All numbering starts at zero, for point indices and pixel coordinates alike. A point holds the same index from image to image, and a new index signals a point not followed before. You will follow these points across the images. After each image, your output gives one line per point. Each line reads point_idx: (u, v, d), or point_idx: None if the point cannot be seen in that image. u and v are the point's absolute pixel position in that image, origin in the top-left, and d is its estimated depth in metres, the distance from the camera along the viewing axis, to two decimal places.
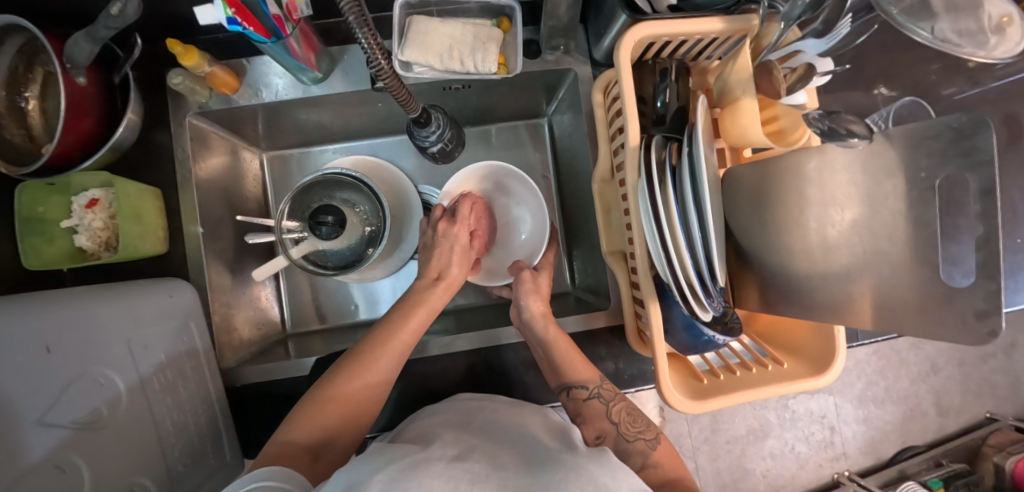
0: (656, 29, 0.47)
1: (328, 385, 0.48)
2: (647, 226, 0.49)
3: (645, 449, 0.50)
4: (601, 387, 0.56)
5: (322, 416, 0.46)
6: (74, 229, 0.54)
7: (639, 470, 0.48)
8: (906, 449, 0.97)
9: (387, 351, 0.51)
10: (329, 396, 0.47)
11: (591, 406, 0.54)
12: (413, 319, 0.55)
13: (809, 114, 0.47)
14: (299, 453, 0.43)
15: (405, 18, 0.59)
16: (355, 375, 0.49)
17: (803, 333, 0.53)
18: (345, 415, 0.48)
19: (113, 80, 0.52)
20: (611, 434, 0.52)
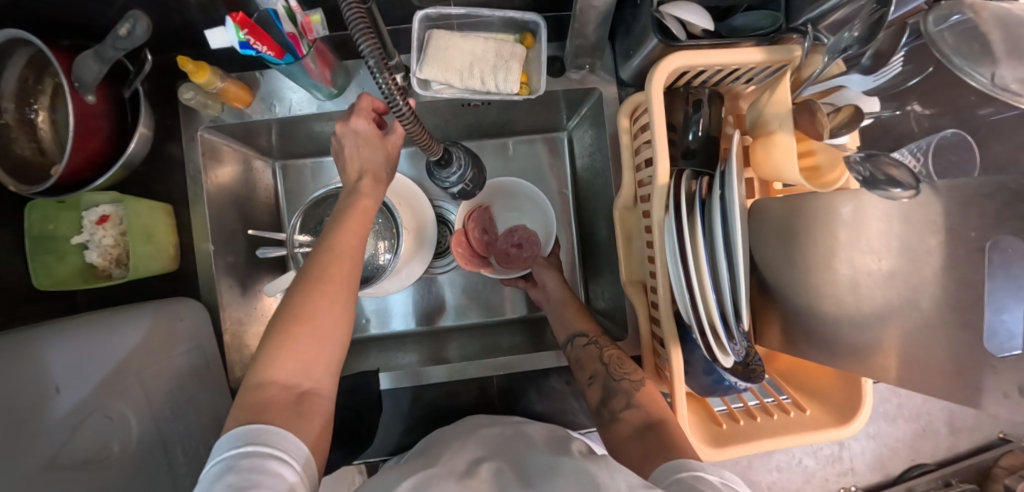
0: (692, 60, 0.45)
1: (283, 323, 0.39)
2: (672, 267, 0.47)
3: (630, 390, 0.51)
4: (600, 337, 0.60)
5: (293, 355, 0.38)
6: (85, 245, 0.53)
7: (623, 408, 0.50)
8: (915, 465, 0.95)
9: (336, 279, 0.42)
10: (289, 331, 0.38)
11: (588, 350, 0.58)
12: (351, 220, 0.46)
13: (850, 156, 0.44)
14: (281, 396, 0.36)
15: (424, 31, 0.57)
16: (307, 300, 0.40)
17: (830, 380, 0.51)
18: (316, 334, 0.39)
19: (123, 95, 0.51)
20: (601, 375, 0.55)
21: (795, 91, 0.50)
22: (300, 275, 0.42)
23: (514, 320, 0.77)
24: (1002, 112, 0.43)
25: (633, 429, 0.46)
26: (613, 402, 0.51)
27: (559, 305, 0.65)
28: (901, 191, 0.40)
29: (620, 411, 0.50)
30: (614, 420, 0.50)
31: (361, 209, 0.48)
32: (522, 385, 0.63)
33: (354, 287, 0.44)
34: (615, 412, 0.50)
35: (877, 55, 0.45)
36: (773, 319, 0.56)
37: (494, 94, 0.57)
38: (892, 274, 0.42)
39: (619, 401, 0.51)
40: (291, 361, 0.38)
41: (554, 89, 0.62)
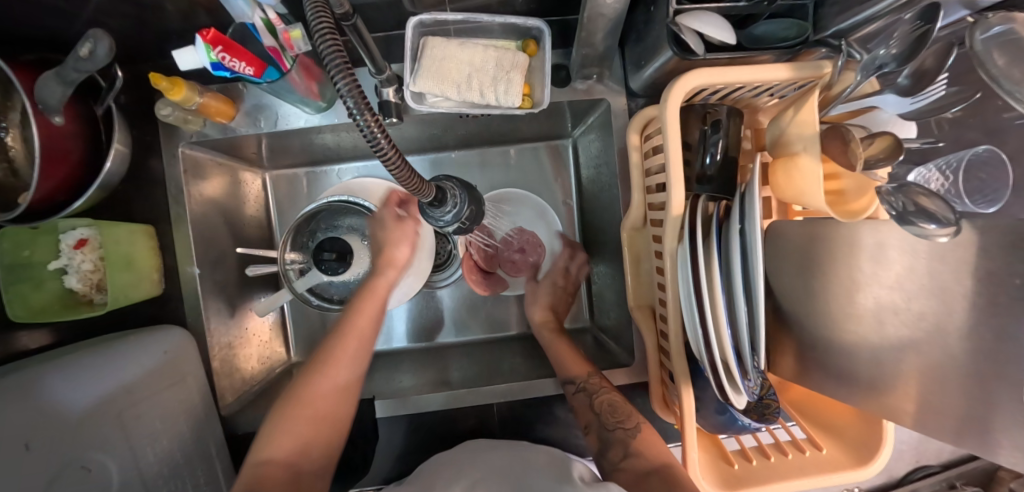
0: (712, 78, 0.41)
1: (288, 410, 0.46)
2: (685, 302, 0.44)
3: (625, 439, 0.51)
4: (590, 380, 0.55)
5: (315, 407, 0.46)
6: (64, 270, 0.51)
7: (622, 459, 0.50)
8: (919, 467, 0.91)
9: (335, 366, 0.48)
10: (294, 412, 0.45)
11: (577, 399, 0.54)
12: (365, 303, 0.53)
13: (883, 187, 0.41)
14: (278, 474, 0.41)
15: (418, 38, 0.52)
16: (316, 375, 0.48)
17: (849, 417, 0.49)
18: (309, 449, 0.44)
19: (95, 113, 0.48)
20: (595, 424, 0.54)
21: (822, 109, 0.46)
22: (320, 350, 0.50)
23: (522, 336, 0.73)
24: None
25: (634, 476, 0.47)
26: (611, 452, 0.51)
27: (547, 338, 0.63)
28: (936, 228, 0.36)
29: (620, 461, 0.50)
30: (613, 470, 0.50)
31: (377, 291, 0.54)
32: (522, 408, 0.61)
33: (358, 369, 0.49)
34: (615, 463, 0.50)
35: (918, 74, 0.41)
36: (788, 347, 0.53)
37: (494, 107, 0.53)
38: (922, 315, 0.40)
39: (615, 452, 0.51)
40: (290, 441, 0.44)
41: (558, 100, 0.58)
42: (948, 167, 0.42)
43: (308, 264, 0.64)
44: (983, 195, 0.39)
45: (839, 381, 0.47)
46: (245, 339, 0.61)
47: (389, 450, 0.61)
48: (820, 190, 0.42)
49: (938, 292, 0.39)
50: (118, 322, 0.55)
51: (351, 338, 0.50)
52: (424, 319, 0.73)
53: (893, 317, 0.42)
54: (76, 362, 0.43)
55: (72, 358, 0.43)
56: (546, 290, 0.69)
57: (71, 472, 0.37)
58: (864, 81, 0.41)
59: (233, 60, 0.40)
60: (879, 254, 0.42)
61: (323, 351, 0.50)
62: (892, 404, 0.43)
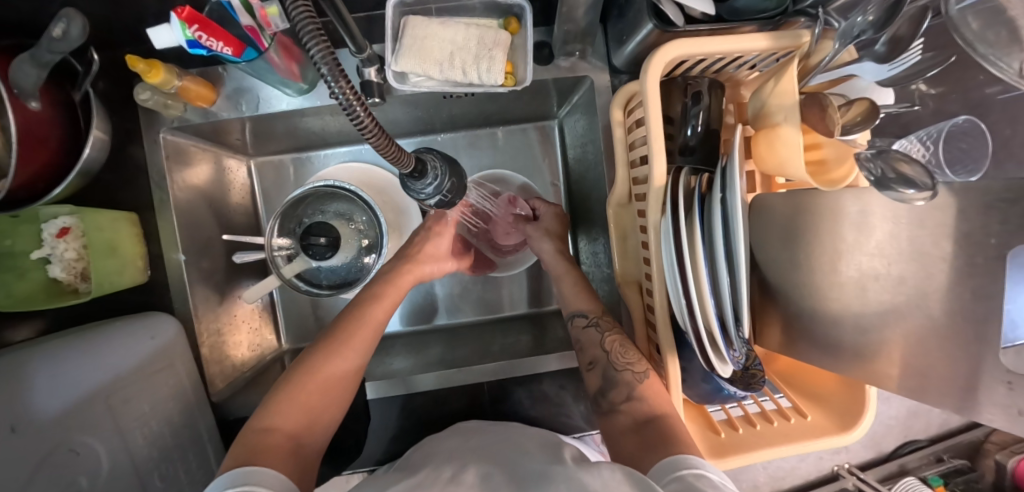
0: (689, 49, 0.41)
1: (302, 377, 0.46)
2: (668, 272, 0.44)
3: (632, 382, 0.48)
4: (602, 318, 0.55)
5: (326, 378, 0.46)
6: (47, 259, 0.50)
7: (624, 401, 0.47)
8: (907, 442, 0.93)
9: (358, 343, 0.50)
10: (312, 381, 0.46)
11: (587, 332, 0.54)
12: (387, 289, 0.55)
13: (860, 152, 0.42)
14: (283, 441, 0.40)
15: (399, 18, 0.52)
16: (332, 354, 0.48)
17: (833, 384, 0.50)
18: (313, 416, 0.45)
19: (72, 98, 0.47)
20: (601, 363, 0.52)
21: (801, 81, 0.46)
22: (335, 327, 0.51)
23: (515, 317, 0.74)
24: (1009, 92, 0.43)
25: (632, 421, 0.45)
26: (615, 393, 0.49)
27: (558, 269, 0.62)
28: (914, 192, 0.36)
29: (620, 403, 0.47)
30: (613, 411, 0.48)
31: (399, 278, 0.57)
32: (515, 388, 0.62)
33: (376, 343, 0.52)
34: (615, 404, 0.48)
35: (892, 41, 0.41)
36: (776, 320, 0.54)
37: (478, 85, 0.52)
38: (903, 279, 0.41)
39: (619, 393, 0.48)
40: (296, 412, 0.43)
41: (541, 78, 0.57)
42: (929, 138, 0.48)
43: (296, 249, 0.64)
44: (963, 165, 0.46)
45: (823, 347, 0.48)
46: (233, 326, 0.61)
47: (382, 434, 0.61)
48: (801, 159, 0.42)
49: (917, 257, 0.39)
50: (103, 312, 0.55)
51: (370, 317, 0.52)
52: (413, 303, 0.73)
53: (874, 283, 0.43)
54: (71, 347, 0.43)
55: (87, 339, 0.45)
56: (551, 220, 0.66)
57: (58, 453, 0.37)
58: (842, 49, 0.41)
59: (211, 40, 0.39)
60: (861, 221, 0.43)
61: (342, 326, 0.51)
62: (876, 365, 0.44)
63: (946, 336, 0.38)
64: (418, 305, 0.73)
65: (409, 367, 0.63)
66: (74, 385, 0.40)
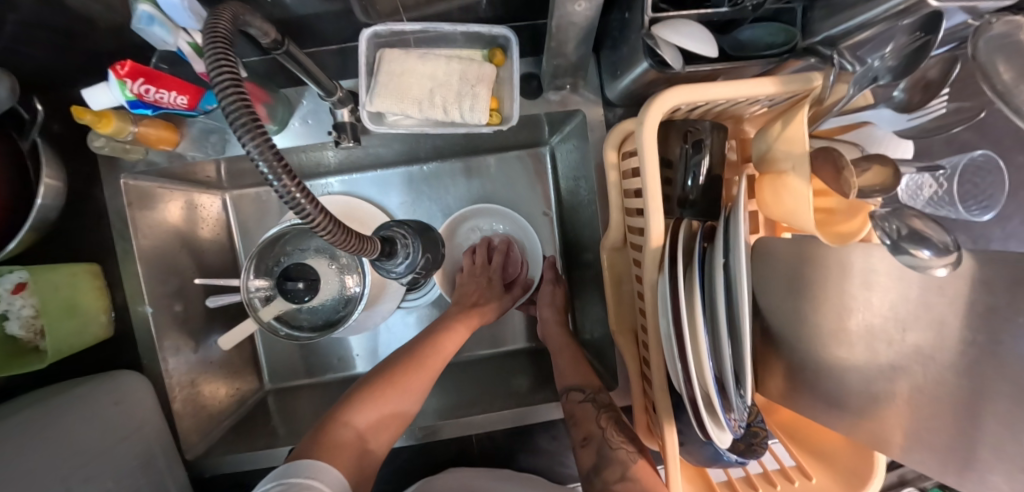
0: (689, 97, 0.37)
1: (384, 381, 0.49)
2: (665, 336, 0.41)
3: (627, 461, 0.47)
4: (599, 393, 0.54)
5: (401, 391, 0.49)
6: (4, 316, 0.47)
7: (618, 480, 0.46)
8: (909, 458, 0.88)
9: (433, 366, 0.52)
10: (381, 393, 0.48)
11: (583, 407, 0.53)
12: (453, 332, 0.57)
13: (876, 210, 0.38)
14: (351, 439, 0.44)
15: (374, 51, 0.48)
16: (409, 370, 0.51)
17: (839, 444, 0.46)
18: (384, 421, 0.47)
19: (20, 147, 0.43)
20: (596, 438, 0.50)
21: (813, 124, 0.43)
22: (413, 347, 0.54)
23: (507, 354, 0.71)
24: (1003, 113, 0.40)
25: None
26: (608, 471, 0.47)
27: (556, 342, 0.61)
28: (932, 257, 0.32)
29: (615, 483, 0.46)
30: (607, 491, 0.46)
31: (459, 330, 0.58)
32: (504, 438, 0.60)
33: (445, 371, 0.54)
34: (609, 483, 0.47)
35: (917, 85, 0.38)
36: (776, 370, 0.51)
37: (461, 124, 0.49)
38: (917, 349, 0.36)
39: (613, 471, 0.47)
40: (370, 417, 0.47)
41: (530, 112, 0.53)
42: (941, 173, 0.42)
43: (275, 290, 0.61)
44: (976, 201, 0.40)
45: (825, 405, 0.45)
46: (209, 374, 0.58)
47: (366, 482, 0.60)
48: (811, 215, 0.39)
49: (933, 326, 0.35)
50: (68, 368, 0.52)
51: (443, 347, 0.55)
52: (401, 340, 0.70)
53: (887, 348, 0.38)
54: (32, 417, 0.41)
55: (43, 412, 0.42)
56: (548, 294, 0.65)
57: None
58: (856, 94, 0.38)
59: (159, 92, 0.36)
60: (872, 279, 0.39)
61: (419, 350, 0.54)
62: (883, 435, 0.40)
63: (963, 418, 0.34)
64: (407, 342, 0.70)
65: None
66: None
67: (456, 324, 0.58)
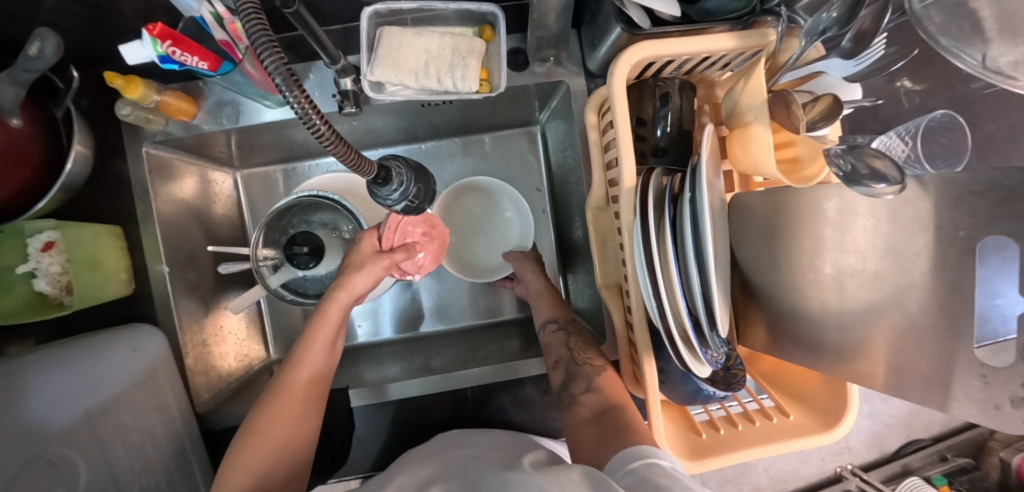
0: (653, 51, 0.41)
1: (246, 447, 0.40)
2: (641, 276, 0.44)
3: (592, 374, 0.51)
4: (569, 324, 0.58)
5: (270, 444, 0.41)
6: (33, 273, 0.51)
7: (583, 391, 0.49)
8: (911, 442, 1.01)
9: (297, 396, 0.44)
10: (250, 460, 0.39)
11: (555, 335, 0.56)
12: (317, 331, 0.47)
13: (831, 148, 0.41)
14: None
15: (375, 29, 0.53)
16: (270, 415, 0.42)
17: (815, 383, 0.49)
18: (269, 485, 0.39)
19: (55, 114, 0.48)
20: (565, 358, 0.53)
21: (770, 80, 0.46)
22: (270, 385, 0.45)
23: (502, 323, 0.74)
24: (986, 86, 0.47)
25: (589, 412, 0.47)
26: (575, 384, 0.51)
27: (531, 282, 0.64)
28: (884, 186, 0.35)
29: (580, 394, 0.50)
30: (573, 403, 0.49)
31: (329, 319, 0.49)
32: (501, 398, 0.62)
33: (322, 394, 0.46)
34: (575, 395, 0.50)
35: (859, 36, 0.42)
36: (755, 319, 0.54)
37: (453, 93, 0.53)
38: (878, 275, 0.40)
39: (579, 384, 0.51)
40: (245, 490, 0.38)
41: (518, 84, 0.58)
42: (905, 133, 0.49)
43: (281, 259, 0.65)
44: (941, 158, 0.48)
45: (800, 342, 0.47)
46: (219, 337, 0.62)
47: (369, 441, 0.62)
48: (772, 157, 0.43)
49: (893, 253, 0.39)
50: (88, 326, 0.55)
51: (303, 367, 0.45)
52: (399, 310, 0.73)
53: (852, 280, 0.41)
54: (59, 356, 0.44)
55: (67, 354, 0.44)
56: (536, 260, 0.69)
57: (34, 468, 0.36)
58: (808, 48, 0.40)
59: (184, 54, 0.40)
60: (844, 220, 0.41)
61: (277, 383, 0.45)
62: (853, 362, 0.43)
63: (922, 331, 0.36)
64: (406, 312, 0.73)
65: (392, 374, 0.63)
66: (51, 397, 0.40)
67: (334, 293, 0.49)
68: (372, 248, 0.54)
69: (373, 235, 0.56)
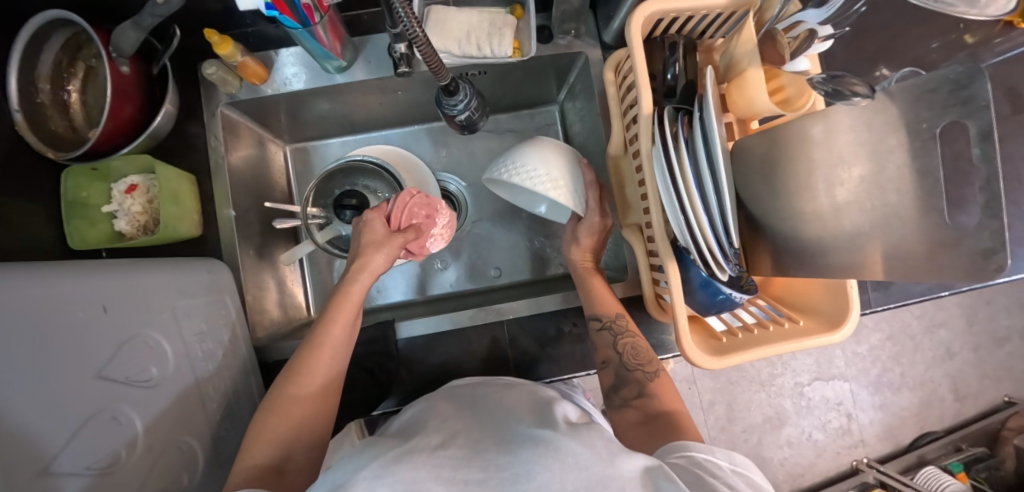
0: (664, 5, 0.50)
1: (269, 411, 0.45)
2: (662, 193, 0.50)
3: (643, 380, 0.54)
4: (616, 321, 0.58)
5: (288, 414, 0.45)
6: (114, 214, 0.56)
7: (635, 397, 0.52)
8: (924, 434, 1.00)
9: (316, 374, 0.48)
10: (269, 422, 0.44)
11: (601, 336, 0.58)
12: (339, 311, 0.51)
13: (814, 77, 0.49)
14: (261, 473, 0.41)
15: (423, 8, 0.63)
16: (290, 382, 0.47)
17: (816, 293, 0.54)
18: (291, 444, 0.44)
19: (151, 71, 0.55)
20: (614, 363, 0.56)
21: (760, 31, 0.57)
22: (293, 358, 0.49)
23: (516, 285, 0.80)
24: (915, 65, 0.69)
25: (642, 415, 0.50)
26: (626, 390, 0.54)
27: (581, 275, 0.64)
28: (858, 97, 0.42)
29: (632, 399, 0.53)
30: (625, 406, 0.53)
31: (351, 299, 0.53)
32: (528, 340, 0.66)
33: (338, 368, 0.50)
34: (626, 399, 0.53)
35: None
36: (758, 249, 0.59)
37: (490, 58, 0.62)
38: (862, 179, 0.42)
39: (630, 390, 0.54)
40: (266, 445, 0.43)
41: (542, 55, 0.67)
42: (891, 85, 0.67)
43: (327, 218, 0.70)
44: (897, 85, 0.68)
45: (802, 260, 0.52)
46: (266, 285, 0.67)
47: (403, 386, 0.65)
48: (765, 93, 0.52)
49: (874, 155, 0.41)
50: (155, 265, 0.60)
51: (324, 346, 0.49)
52: (422, 275, 0.80)
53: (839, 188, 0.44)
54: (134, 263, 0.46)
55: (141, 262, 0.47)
56: (585, 232, 0.64)
57: (133, 345, 0.40)
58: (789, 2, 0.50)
59: None
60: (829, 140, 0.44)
61: (299, 356, 0.48)
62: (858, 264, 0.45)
63: None
64: (434, 276, 0.80)
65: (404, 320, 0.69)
66: None
67: (357, 275, 0.53)
68: (383, 230, 0.57)
69: (379, 215, 0.59)
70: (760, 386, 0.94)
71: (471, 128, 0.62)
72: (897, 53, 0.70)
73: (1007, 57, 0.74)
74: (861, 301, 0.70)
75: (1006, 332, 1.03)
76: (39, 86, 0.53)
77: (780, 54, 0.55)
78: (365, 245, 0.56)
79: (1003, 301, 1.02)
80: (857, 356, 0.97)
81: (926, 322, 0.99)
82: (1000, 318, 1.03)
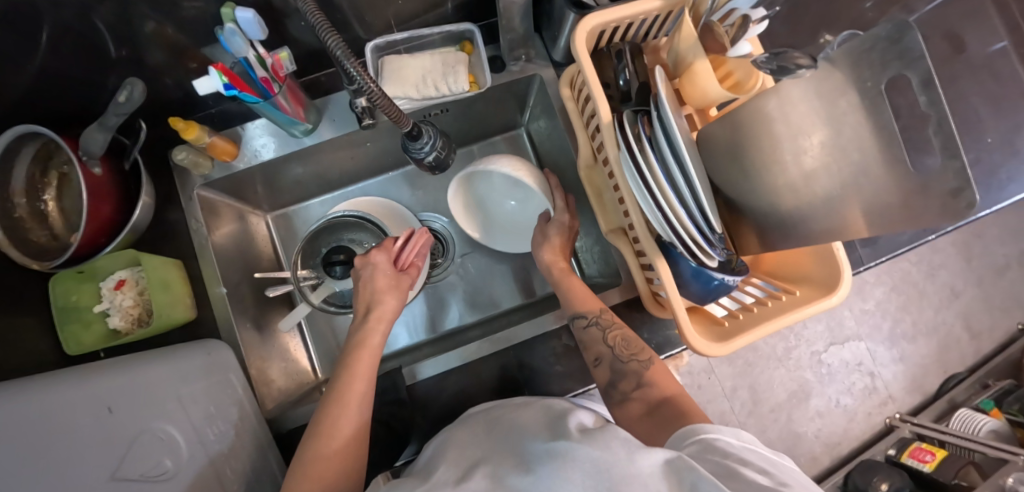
0: (603, 18, 0.53)
1: (297, 476, 0.43)
2: (637, 194, 0.51)
3: (640, 370, 0.53)
4: (602, 315, 0.58)
5: (318, 475, 0.43)
6: (106, 312, 0.57)
7: (634, 388, 0.52)
8: (949, 377, 0.99)
9: (341, 430, 0.46)
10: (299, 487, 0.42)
11: (589, 332, 0.57)
12: (357, 363, 0.51)
13: (757, 59, 0.50)
14: None
15: (377, 60, 0.65)
16: (317, 442, 0.45)
17: (808, 260, 0.54)
18: None
19: (123, 167, 0.57)
20: (607, 357, 0.55)
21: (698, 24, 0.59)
22: (316, 417, 0.48)
23: (517, 308, 0.80)
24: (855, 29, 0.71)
25: (645, 406, 0.49)
26: (624, 383, 0.53)
27: (558, 275, 0.64)
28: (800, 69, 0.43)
29: (632, 391, 0.52)
30: (626, 400, 0.52)
31: (365, 351, 0.53)
32: (537, 361, 0.66)
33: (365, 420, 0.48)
34: (626, 393, 0.52)
35: None
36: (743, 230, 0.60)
37: (449, 95, 0.64)
38: (823, 145, 0.42)
39: (629, 382, 0.53)
40: None
41: (499, 83, 0.70)
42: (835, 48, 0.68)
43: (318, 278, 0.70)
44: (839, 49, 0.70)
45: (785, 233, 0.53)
46: (268, 355, 0.66)
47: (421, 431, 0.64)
48: (715, 82, 0.53)
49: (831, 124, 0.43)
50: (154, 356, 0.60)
51: (348, 399, 0.48)
52: (422, 315, 0.80)
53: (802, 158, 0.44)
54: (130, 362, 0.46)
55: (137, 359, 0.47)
56: (555, 231, 0.66)
57: (141, 441, 0.40)
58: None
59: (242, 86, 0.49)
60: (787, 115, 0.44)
61: (323, 414, 0.47)
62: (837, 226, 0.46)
63: None
64: (434, 313, 0.80)
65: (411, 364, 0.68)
66: None
67: (372, 326, 0.55)
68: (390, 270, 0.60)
69: (384, 255, 0.61)
70: (778, 361, 0.94)
71: (440, 166, 0.63)
72: (832, 21, 0.73)
73: (937, 6, 0.78)
74: (853, 260, 0.71)
75: (1004, 261, 1.04)
76: (15, 201, 0.54)
77: (720, 43, 0.57)
78: (372, 292, 0.58)
79: (994, 234, 1.04)
80: (866, 314, 0.97)
81: (925, 267, 1.00)
82: (995, 249, 1.04)
